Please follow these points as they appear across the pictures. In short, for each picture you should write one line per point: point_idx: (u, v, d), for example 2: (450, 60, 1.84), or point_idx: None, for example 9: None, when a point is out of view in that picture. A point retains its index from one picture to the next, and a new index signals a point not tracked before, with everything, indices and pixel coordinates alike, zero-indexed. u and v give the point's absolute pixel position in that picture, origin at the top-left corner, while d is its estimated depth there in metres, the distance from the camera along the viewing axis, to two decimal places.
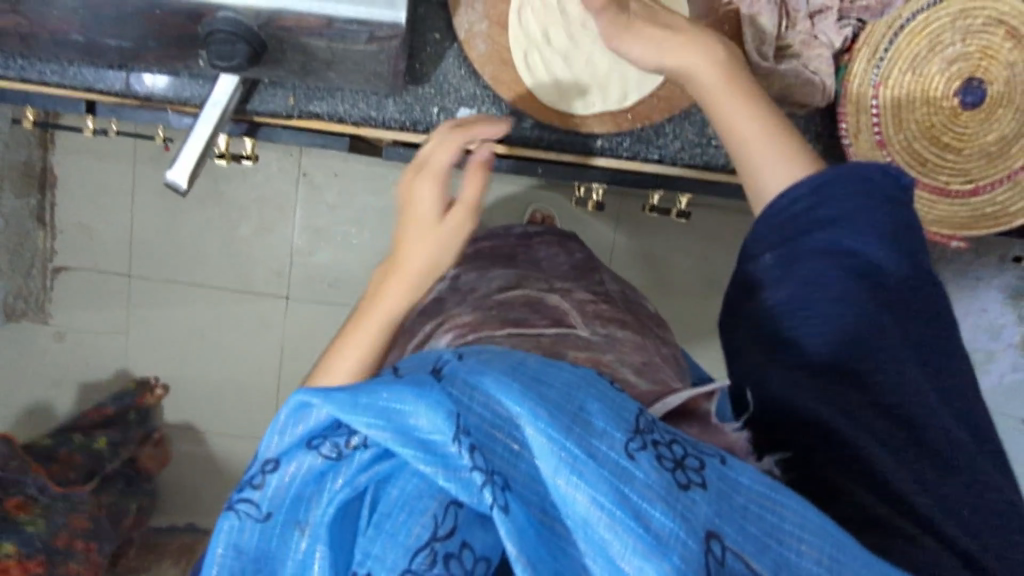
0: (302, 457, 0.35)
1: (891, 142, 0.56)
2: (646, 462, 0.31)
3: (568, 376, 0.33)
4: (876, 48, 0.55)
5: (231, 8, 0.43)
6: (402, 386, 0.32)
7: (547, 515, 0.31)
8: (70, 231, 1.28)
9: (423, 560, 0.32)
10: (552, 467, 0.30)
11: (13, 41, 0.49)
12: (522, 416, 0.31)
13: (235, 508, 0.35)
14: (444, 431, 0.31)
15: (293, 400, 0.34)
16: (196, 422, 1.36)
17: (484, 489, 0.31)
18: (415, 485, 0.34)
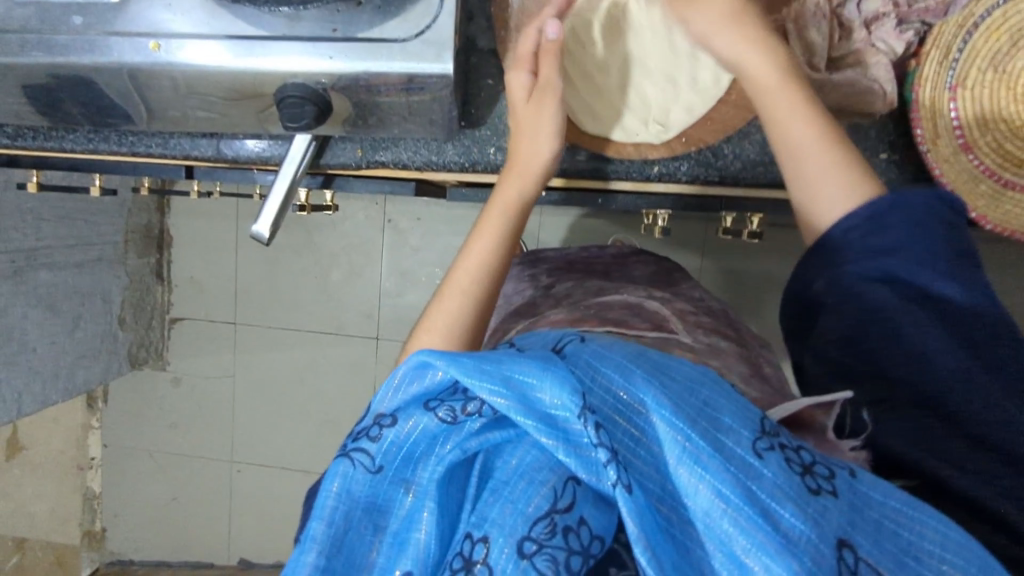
0: (419, 418, 0.32)
1: (977, 145, 0.51)
2: (774, 463, 0.29)
3: (694, 374, 0.32)
4: (948, 49, 0.50)
5: (299, 75, 0.48)
6: (532, 360, 0.30)
7: (665, 506, 0.29)
8: (183, 284, 1.42)
9: (540, 531, 0.30)
10: (675, 456, 0.28)
11: (121, 119, 0.56)
12: (649, 406, 0.30)
13: (349, 456, 0.33)
14: (569, 408, 0.29)
15: (418, 357, 0.32)
16: (298, 460, 1.43)
17: (608, 468, 0.28)
18: (535, 457, 0.32)
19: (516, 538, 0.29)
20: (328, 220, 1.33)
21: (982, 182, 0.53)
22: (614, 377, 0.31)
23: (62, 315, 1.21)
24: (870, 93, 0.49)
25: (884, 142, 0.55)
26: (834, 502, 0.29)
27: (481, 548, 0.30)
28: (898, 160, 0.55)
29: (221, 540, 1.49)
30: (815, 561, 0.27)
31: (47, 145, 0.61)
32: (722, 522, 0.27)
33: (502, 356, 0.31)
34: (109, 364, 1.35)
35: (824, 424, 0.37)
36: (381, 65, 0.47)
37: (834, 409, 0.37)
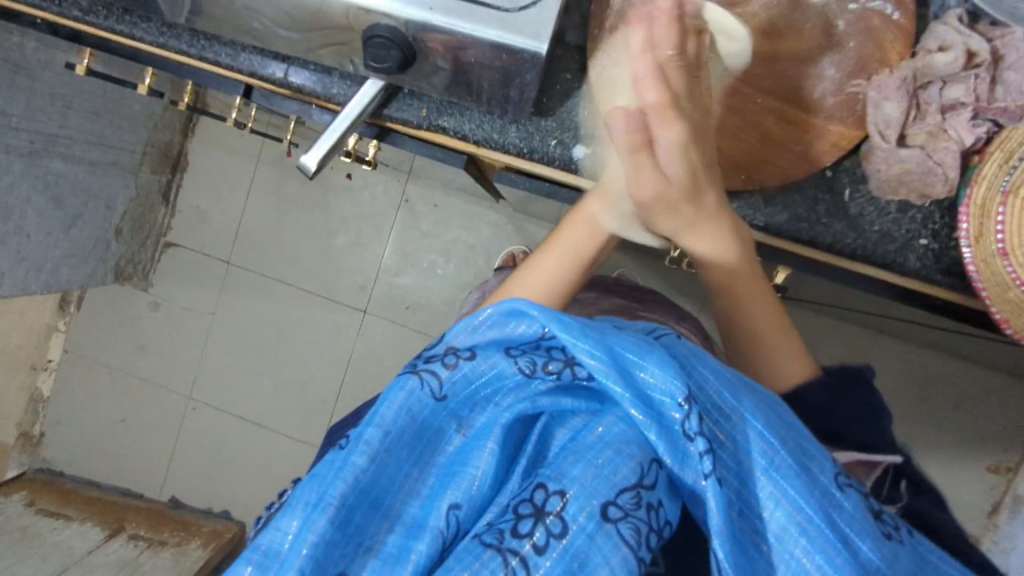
0: (500, 359, 0.45)
1: (1015, 253, 0.50)
2: (850, 496, 0.41)
3: (768, 399, 0.44)
4: (1011, 154, 0.50)
5: (392, 17, 0.48)
6: (640, 345, 0.42)
7: (739, 505, 0.40)
8: (188, 212, 1.41)
9: (626, 500, 0.40)
10: (764, 466, 0.40)
11: (200, 19, 0.56)
12: (746, 418, 0.41)
13: (425, 378, 0.44)
14: (674, 392, 0.40)
15: (517, 306, 0.44)
16: (254, 415, 1.40)
17: (705, 456, 0.39)
18: (624, 429, 0.42)
19: (601, 500, 0.40)
20: (348, 184, 1.32)
21: (1010, 289, 0.51)
22: (708, 378, 0.42)
23: (63, 209, 1.18)
24: (932, 175, 0.51)
25: (926, 229, 0.56)
26: (898, 547, 0.41)
27: (557, 500, 0.40)
28: (937, 249, 0.56)
29: (158, 474, 1.44)
30: None
31: (116, 27, 0.60)
32: (794, 526, 0.39)
33: (608, 333, 0.42)
34: (94, 270, 1.32)
35: (862, 479, 0.53)
36: (478, 29, 0.47)
37: (872, 468, 0.53)
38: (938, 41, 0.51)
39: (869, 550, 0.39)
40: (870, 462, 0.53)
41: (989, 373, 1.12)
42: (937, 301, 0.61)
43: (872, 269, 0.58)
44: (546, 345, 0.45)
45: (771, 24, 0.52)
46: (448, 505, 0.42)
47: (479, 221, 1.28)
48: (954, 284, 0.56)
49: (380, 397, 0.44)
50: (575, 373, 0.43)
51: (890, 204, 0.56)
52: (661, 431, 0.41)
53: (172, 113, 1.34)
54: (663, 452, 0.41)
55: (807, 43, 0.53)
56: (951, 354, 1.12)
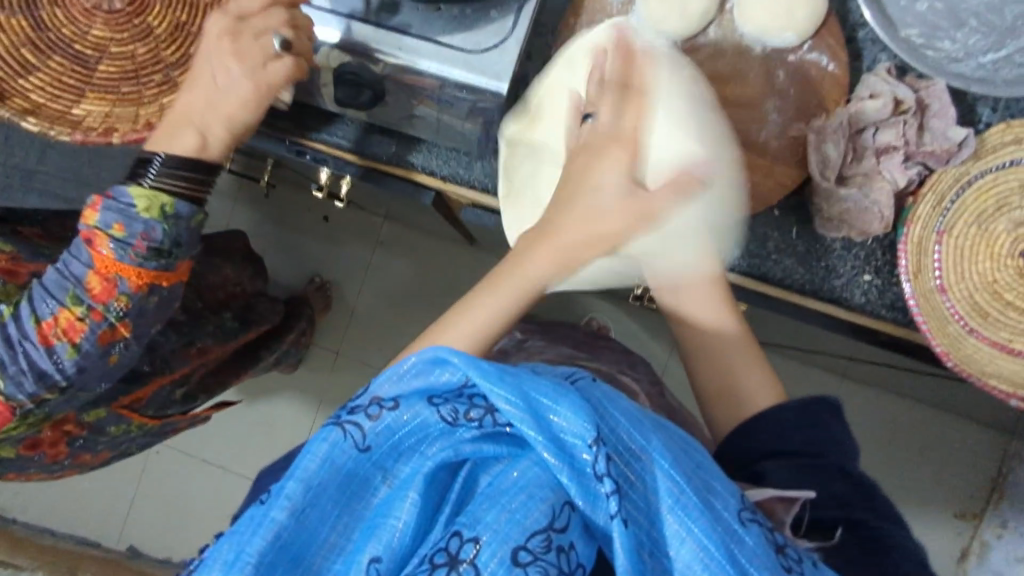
0: (421, 408, 0.44)
1: (952, 288, 0.54)
2: (754, 532, 0.41)
3: (677, 438, 0.45)
4: (942, 197, 0.54)
5: (364, 56, 0.52)
6: (550, 388, 0.42)
7: (643, 548, 0.40)
8: None
9: (536, 545, 0.40)
10: (668, 505, 0.40)
11: None
12: (654, 459, 0.42)
13: (345, 429, 0.44)
14: (582, 434, 0.41)
15: (434, 354, 0.44)
16: (218, 460, 1.34)
17: (611, 498, 0.39)
18: (536, 475, 0.42)
19: (512, 547, 0.39)
20: (324, 226, 1.32)
21: (949, 323, 0.54)
22: (620, 421, 0.43)
23: None
24: (869, 213, 0.55)
25: (869, 265, 0.58)
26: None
27: (470, 548, 0.39)
28: (880, 285, 0.59)
29: (114, 523, 1.36)
30: None
31: None
32: (697, 564, 0.39)
33: (524, 377, 0.43)
34: None
35: (783, 517, 0.49)
36: (442, 69, 0.51)
37: (793, 506, 0.49)
38: (869, 90, 0.55)
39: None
40: (789, 499, 0.49)
41: (955, 418, 1.14)
42: (885, 337, 0.64)
43: (820, 304, 0.60)
44: (468, 393, 0.44)
45: (717, 73, 0.56)
46: (370, 558, 0.41)
47: (454, 264, 1.29)
48: (897, 318, 0.59)
49: (300, 450, 0.43)
50: (495, 420, 0.43)
51: (834, 242, 0.58)
52: (573, 474, 0.41)
53: None
54: (574, 495, 0.41)
55: (751, 89, 0.56)
56: (913, 399, 1.14)
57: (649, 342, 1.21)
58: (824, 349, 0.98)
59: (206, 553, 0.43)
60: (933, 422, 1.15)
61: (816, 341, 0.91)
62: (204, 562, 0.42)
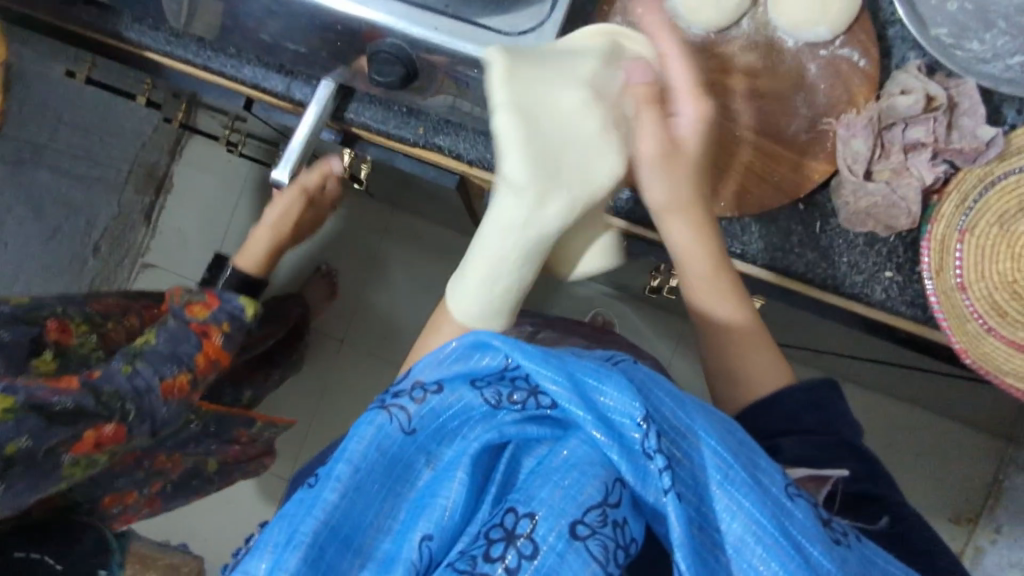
0: (465, 392, 0.44)
1: (973, 286, 0.54)
2: (801, 506, 0.41)
3: (719, 417, 0.45)
4: (966, 196, 0.55)
5: (398, 34, 0.51)
6: (594, 368, 0.43)
7: (699, 525, 0.40)
8: (167, 234, 1.33)
9: (592, 519, 0.40)
10: (717, 479, 0.41)
11: (215, 28, 0.59)
12: (700, 435, 0.42)
13: (390, 411, 0.44)
14: (632, 410, 0.41)
15: (477, 337, 0.44)
16: None
17: (665, 473, 0.40)
18: (587, 453, 0.42)
19: (569, 522, 0.39)
20: (332, 214, 1.33)
21: (967, 322, 0.55)
22: (663, 400, 0.43)
23: None
24: (896, 208, 0.55)
25: (891, 262, 0.59)
26: (848, 552, 0.41)
27: (526, 523, 0.39)
28: (901, 282, 0.59)
29: None
30: None
31: (123, 35, 0.63)
32: (749, 536, 0.39)
33: (566, 358, 0.43)
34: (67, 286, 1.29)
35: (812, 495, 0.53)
36: (480, 49, 0.50)
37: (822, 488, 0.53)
38: (901, 86, 0.55)
39: (821, 554, 0.40)
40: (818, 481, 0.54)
41: (955, 422, 1.15)
42: (900, 334, 0.64)
43: (841, 299, 0.61)
44: (510, 374, 0.44)
45: (748, 64, 0.57)
46: (421, 535, 0.41)
47: (462, 254, 1.29)
48: (917, 315, 0.59)
49: (346, 435, 0.44)
50: (538, 402, 0.43)
51: (856, 238, 0.59)
52: (623, 452, 0.41)
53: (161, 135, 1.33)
54: (625, 472, 0.41)
55: (783, 81, 0.56)
56: (910, 402, 1.15)
57: (655, 338, 1.21)
58: (828, 349, 0.99)
59: (253, 541, 0.42)
60: (931, 426, 1.16)
61: (822, 339, 0.91)
62: (254, 546, 0.42)
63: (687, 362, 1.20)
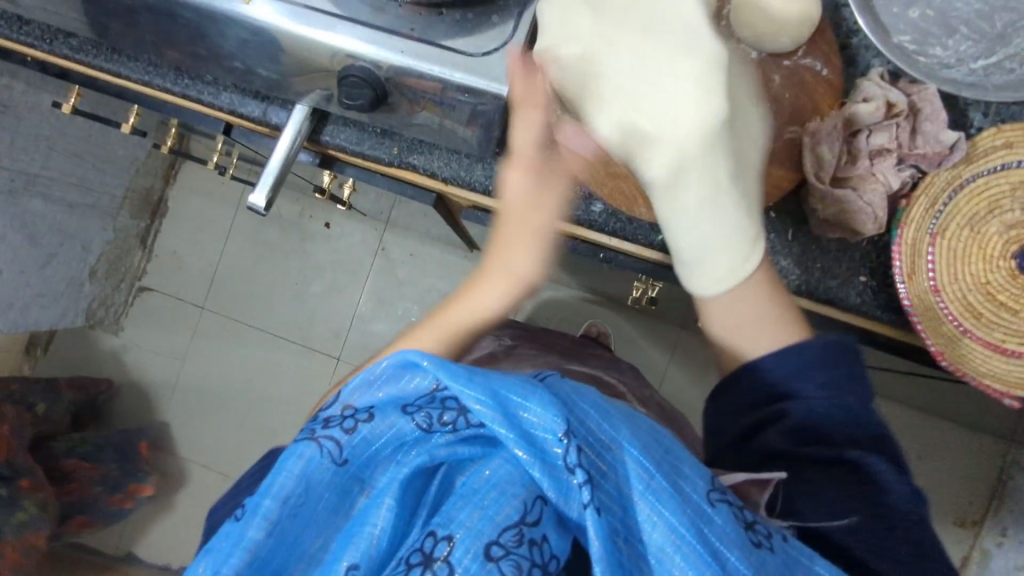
0: (396, 418, 0.44)
1: (946, 289, 0.55)
2: (723, 511, 0.42)
3: (647, 427, 0.45)
4: (935, 200, 0.55)
5: (368, 59, 0.52)
6: (519, 384, 0.42)
7: (619, 539, 0.40)
8: (164, 257, 1.41)
9: (508, 539, 0.41)
10: (639, 490, 0.41)
11: (192, 59, 0.61)
12: (623, 447, 0.42)
13: (321, 442, 0.44)
14: (553, 425, 0.41)
15: (405, 357, 0.44)
16: (217, 463, 1.37)
17: (584, 488, 0.40)
18: (509, 471, 0.43)
19: (485, 544, 0.40)
20: (325, 233, 1.35)
21: (943, 324, 0.55)
22: (588, 412, 0.44)
23: (39, 248, 1.19)
24: (862, 214, 0.55)
25: (864, 266, 0.59)
26: (768, 554, 0.42)
27: (444, 545, 0.40)
28: (874, 286, 0.59)
29: (114, 528, 1.40)
30: None
31: (105, 67, 0.65)
32: (668, 545, 0.39)
33: (493, 375, 0.43)
34: (65, 311, 1.31)
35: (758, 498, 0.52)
36: (446, 71, 0.51)
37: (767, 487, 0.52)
38: (863, 94, 0.56)
39: (737, 559, 0.40)
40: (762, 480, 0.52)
41: (954, 425, 1.13)
42: (880, 338, 0.64)
43: (817, 305, 0.61)
44: (441, 397, 0.44)
45: None
46: (347, 564, 0.41)
47: (454, 270, 1.29)
48: (892, 320, 0.59)
49: (271, 468, 0.43)
50: (467, 421, 0.44)
51: (829, 243, 0.59)
52: (546, 469, 0.41)
53: (156, 160, 1.36)
54: (547, 488, 0.41)
55: None
56: (914, 406, 1.14)
57: (648, 349, 1.21)
58: None
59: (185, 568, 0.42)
60: (930, 429, 1.15)
61: None
62: None
63: (680, 373, 1.20)
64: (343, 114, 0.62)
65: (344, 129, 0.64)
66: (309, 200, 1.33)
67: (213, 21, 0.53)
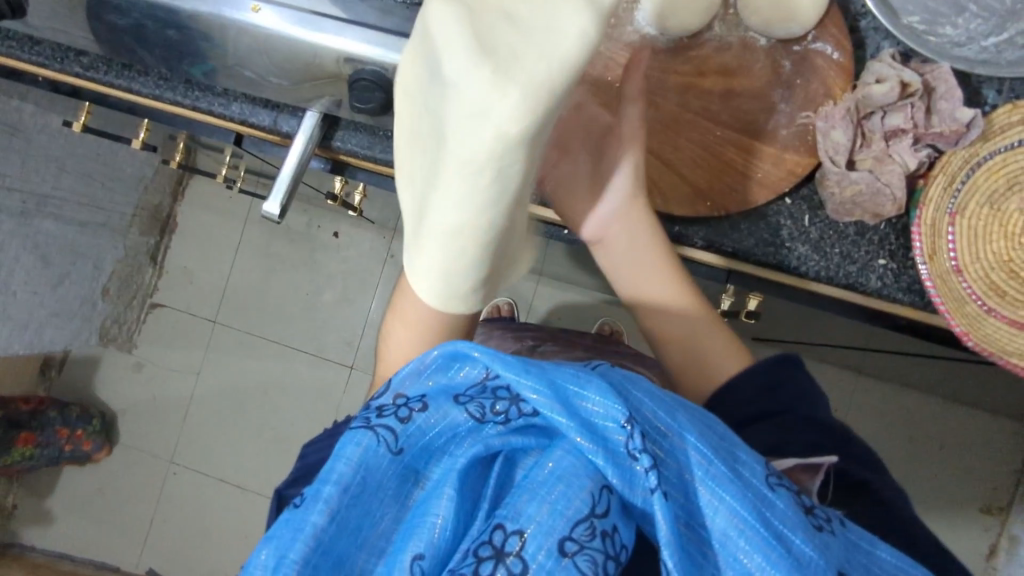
0: (450, 408, 0.44)
1: (968, 269, 0.54)
2: (783, 495, 0.42)
3: (700, 413, 0.45)
4: (953, 177, 0.55)
5: (380, 62, 0.52)
6: (575, 374, 0.42)
7: (687, 526, 0.40)
8: (175, 273, 1.42)
9: (581, 533, 0.40)
10: (701, 476, 0.40)
11: (201, 71, 0.61)
12: (684, 432, 0.42)
13: (377, 433, 0.43)
14: (613, 412, 0.41)
15: (452, 348, 0.45)
16: (234, 477, 1.37)
17: (650, 473, 0.39)
18: (572, 463, 0.41)
19: (558, 537, 0.39)
20: (334, 243, 1.35)
21: (967, 304, 0.54)
22: (643, 400, 0.43)
23: (51, 268, 1.19)
24: (881, 196, 0.55)
25: (883, 250, 0.59)
26: (830, 537, 0.42)
27: (515, 540, 0.39)
28: (895, 268, 0.59)
29: (134, 546, 1.40)
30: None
31: (116, 82, 0.65)
32: (732, 530, 0.39)
33: (548, 367, 0.43)
34: (78, 330, 1.32)
35: (809, 485, 0.51)
36: None
37: (817, 474, 0.51)
38: (874, 75, 0.55)
39: (803, 542, 0.39)
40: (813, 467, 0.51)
41: (976, 410, 1.12)
42: (902, 322, 0.64)
43: (837, 291, 0.61)
44: (492, 387, 0.45)
45: (723, 65, 0.57)
46: (411, 555, 0.40)
47: None
48: (914, 301, 0.59)
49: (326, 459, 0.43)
50: (521, 411, 0.43)
51: (847, 228, 0.59)
52: (608, 456, 0.41)
53: (164, 177, 1.37)
54: (611, 476, 0.41)
55: (757, 80, 0.58)
56: (934, 395, 1.13)
57: None
58: (839, 344, 0.98)
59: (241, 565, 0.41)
60: (951, 415, 1.14)
61: (832, 333, 0.91)
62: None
63: None
64: (353, 119, 0.62)
65: (355, 134, 0.64)
66: (317, 210, 1.33)
67: (223, 32, 0.53)
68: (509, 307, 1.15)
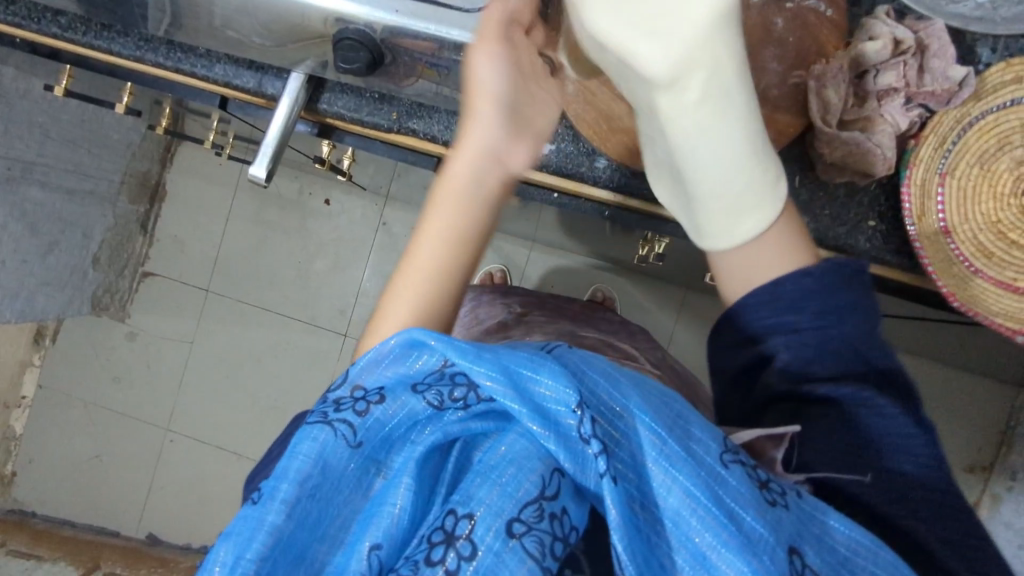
0: (407, 398, 0.44)
1: (957, 230, 0.54)
2: (737, 471, 0.42)
3: (656, 390, 0.46)
4: (944, 138, 0.54)
5: (362, 21, 0.50)
6: (528, 361, 0.42)
7: (641, 508, 0.40)
8: (166, 242, 1.41)
9: (529, 514, 0.41)
10: (652, 457, 0.41)
11: (183, 32, 0.60)
12: (635, 415, 0.42)
13: (333, 427, 0.43)
14: (564, 397, 0.41)
15: (409, 338, 0.44)
16: (229, 444, 1.39)
17: (599, 459, 0.40)
18: (524, 447, 0.42)
19: (506, 519, 0.40)
20: (325, 210, 1.34)
21: (955, 265, 0.55)
22: (599, 381, 0.44)
23: (41, 236, 1.18)
24: (873, 155, 0.54)
25: (873, 211, 0.59)
26: (783, 511, 0.43)
27: (465, 524, 0.40)
28: (884, 231, 0.59)
29: (133, 511, 1.43)
30: (765, 553, 0.40)
31: (95, 43, 0.63)
32: (684, 509, 0.40)
33: (501, 352, 0.43)
34: (70, 299, 1.31)
35: (774, 454, 0.49)
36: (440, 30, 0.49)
37: (782, 442, 0.49)
38: (868, 33, 0.55)
39: (753, 520, 0.40)
40: (777, 434, 0.49)
41: (964, 373, 1.13)
42: (890, 284, 0.64)
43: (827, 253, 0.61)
44: (450, 373, 0.45)
45: None
46: (369, 546, 0.41)
47: None
48: (903, 263, 0.59)
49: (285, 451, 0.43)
50: (478, 397, 0.44)
51: (837, 190, 0.59)
52: (560, 441, 0.41)
53: (152, 143, 1.35)
54: (561, 459, 0.41)
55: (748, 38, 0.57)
56: (921, 358, 1.14)
57: (655, 311, 1.21)
58: None
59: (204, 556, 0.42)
60: (939, 379, 1.15)
61: None
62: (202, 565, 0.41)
63: (688, 334, 1.20)
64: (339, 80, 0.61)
65: (344, 96, 0.63)
66: (308, 176, 1.32)
67: None
68: (501, 274, 1.15)
